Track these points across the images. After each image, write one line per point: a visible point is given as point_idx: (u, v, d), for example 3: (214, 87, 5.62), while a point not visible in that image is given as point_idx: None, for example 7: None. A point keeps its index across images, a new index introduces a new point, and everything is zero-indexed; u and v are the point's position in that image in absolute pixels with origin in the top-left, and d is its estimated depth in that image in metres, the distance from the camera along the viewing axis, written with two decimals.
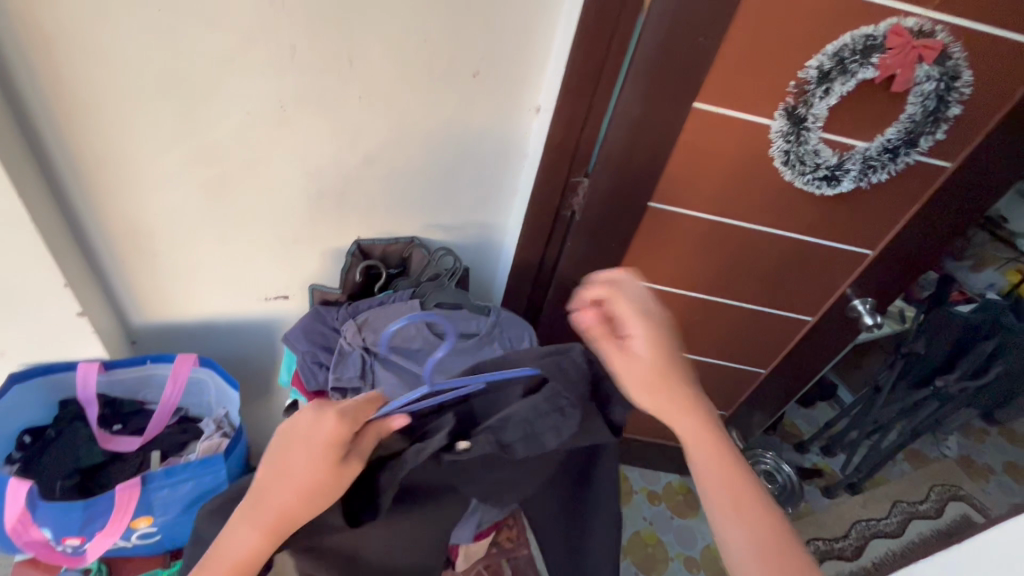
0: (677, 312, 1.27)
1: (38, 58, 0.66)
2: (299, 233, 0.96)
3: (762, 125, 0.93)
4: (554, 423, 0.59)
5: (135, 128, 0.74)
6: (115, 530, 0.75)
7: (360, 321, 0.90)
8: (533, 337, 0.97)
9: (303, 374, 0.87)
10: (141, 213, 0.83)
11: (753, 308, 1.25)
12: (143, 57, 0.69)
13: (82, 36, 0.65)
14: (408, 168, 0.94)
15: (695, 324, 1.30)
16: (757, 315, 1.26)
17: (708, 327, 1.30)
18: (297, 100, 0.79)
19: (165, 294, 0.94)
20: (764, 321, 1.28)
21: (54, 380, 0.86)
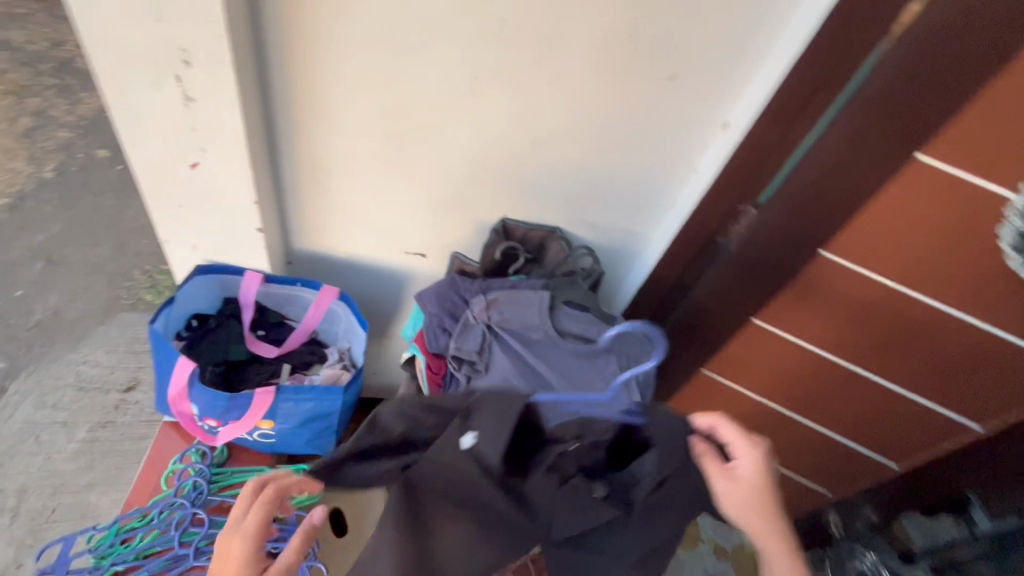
0: (811, 374, 1.15)
1: None
2: (452, 201, 0.99)
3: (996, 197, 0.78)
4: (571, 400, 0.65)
5: (344, 74, 0.80)
6: (244, 427, 0.85)
7: (489, 299, 0.91)
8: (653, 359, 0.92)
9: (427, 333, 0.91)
10: (326, 153, 0.90)
11: (905, 396, 1.08)
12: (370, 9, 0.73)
13: None
14: (572, 160, 0.92)
15: (827, 394, 1.16)
16: (908, 405, 1.09)
17: (842, 401, 1.16)
18: (490, 74, 0.79)
19: (326, 228, 1.02)
20: (917, 415, 1.10)
21: (225, 281, 0.98)
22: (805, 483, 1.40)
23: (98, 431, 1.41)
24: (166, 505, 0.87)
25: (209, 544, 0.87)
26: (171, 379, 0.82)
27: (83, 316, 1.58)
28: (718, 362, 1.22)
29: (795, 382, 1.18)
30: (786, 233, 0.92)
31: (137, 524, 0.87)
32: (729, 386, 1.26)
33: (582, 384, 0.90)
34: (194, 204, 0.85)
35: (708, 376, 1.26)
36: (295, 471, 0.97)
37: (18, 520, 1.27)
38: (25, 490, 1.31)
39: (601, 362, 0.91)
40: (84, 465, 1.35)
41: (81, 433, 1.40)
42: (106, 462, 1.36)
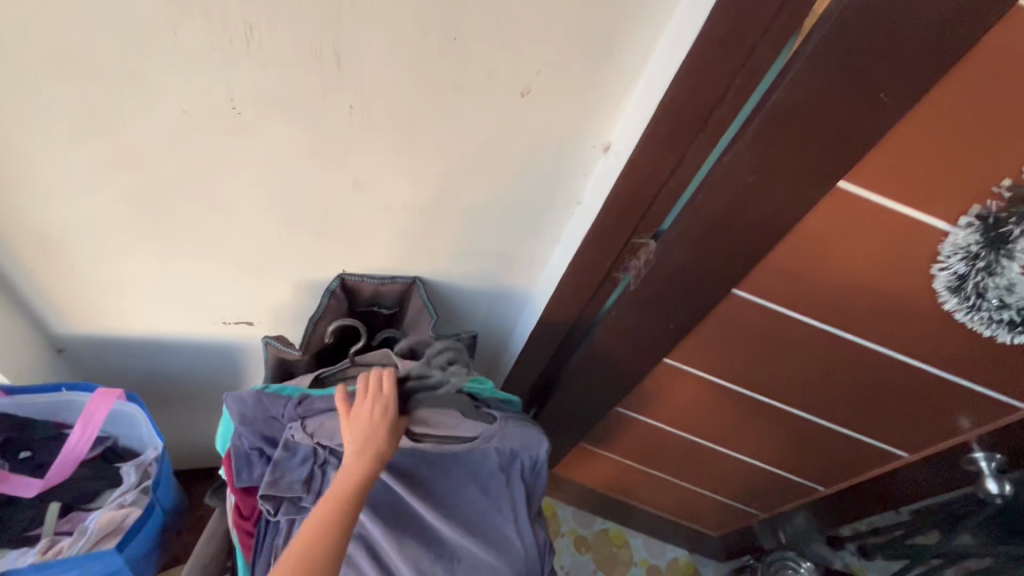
0: (733, 408, 1.01)
1: None
2: (267, 262, 0.74)
3: (930, 230, 0.63)
4: None
5: (22, 115, 0.52)
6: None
7: (311, 429, 0.64)
8: (546, 448, 0.72)
9: (236, 462, 0.66)
10: (49, 222, 0.62)
11: (832, 427, 0.97)
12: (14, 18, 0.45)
13: None
14: (416, 204, 0.69)
15: (752, 426, 1.04)
16: (834, 434, 0.99)
17: (767, 432, 1.04)
18: (256, 103, 0.54)
19: (95, 308, 0.75)
20: (843, 443, 1.00)
21: None
22: (733, 503, 1.30)
23: None
24: None
25: None
26: None
27: None
28: (633, 400, 1.06)
29: (717, 416, 1.04)
30: (691, 273, 0.75)
31: None
32: (648, 421, 1.11)
33: (453, 491, 0.70)
34: None
35: (625, 413, 1.11)
36: None
37: None
38: None
39: (475, 462, 0.71)
40: None
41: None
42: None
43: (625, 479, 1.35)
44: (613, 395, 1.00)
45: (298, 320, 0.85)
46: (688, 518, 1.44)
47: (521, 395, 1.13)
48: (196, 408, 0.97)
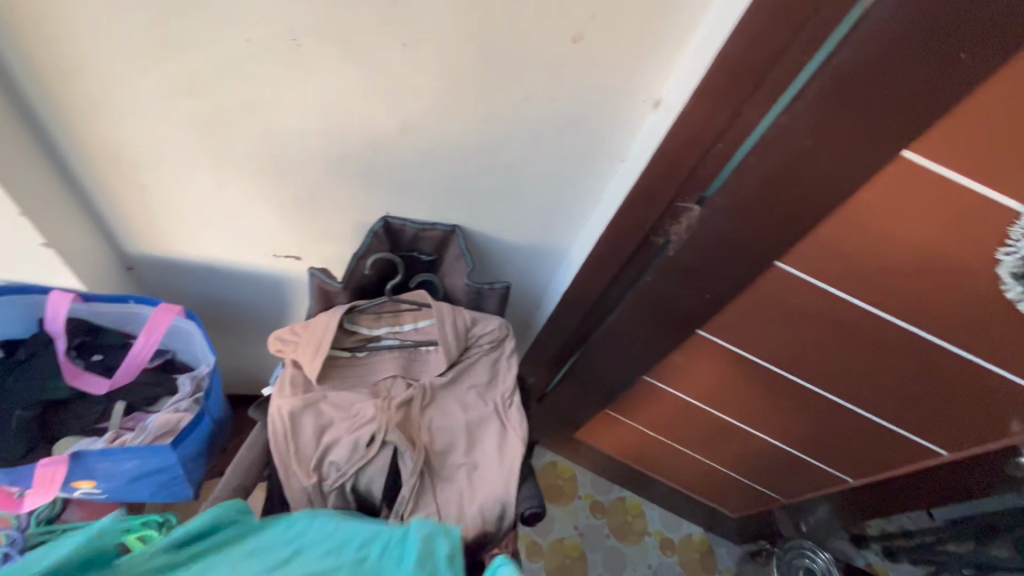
0: (763, 387, 0.99)
1: None
2: (316, 199, 0.77)
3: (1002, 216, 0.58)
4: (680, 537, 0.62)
5: (104, 39, 0.56)
6: (43, 497, 0.68)
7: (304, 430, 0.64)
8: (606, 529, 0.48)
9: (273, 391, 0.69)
10: (125, 145, 0.67)
11: (863, 416, 0.94)
12: None
13: None
14: (461, 150, 0.70)
15: (779, 408, 1.02)
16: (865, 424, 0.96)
17: (796, 415, 1.02)
18: (314, 36, 0.56)
19: (161, 231, 0.81)
20: (874, 434, 0.97)
21: (29, 301, 0.77)
22: (753, 486, 1.29)
23: None
24: None
25: None
26: None
27: None
28: (663, 371, 1.06)
29: (746, 394, 1.02)
30: (734, 240, 0.72)
31: None
32: (673, 393, 1.11)
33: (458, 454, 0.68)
34: None
35: (652, 383, 1.11)
36: (142, 525, 0.81)
37: None
38: None
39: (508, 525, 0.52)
40: None
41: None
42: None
43: (647, 449, 1.35)
44: (641, 363, 1.00)
45: (343, 259, 0.89)
46: (706, 495, 1.44)
47: (549, 356, 1.15)
48: (246, 336, 1.05)
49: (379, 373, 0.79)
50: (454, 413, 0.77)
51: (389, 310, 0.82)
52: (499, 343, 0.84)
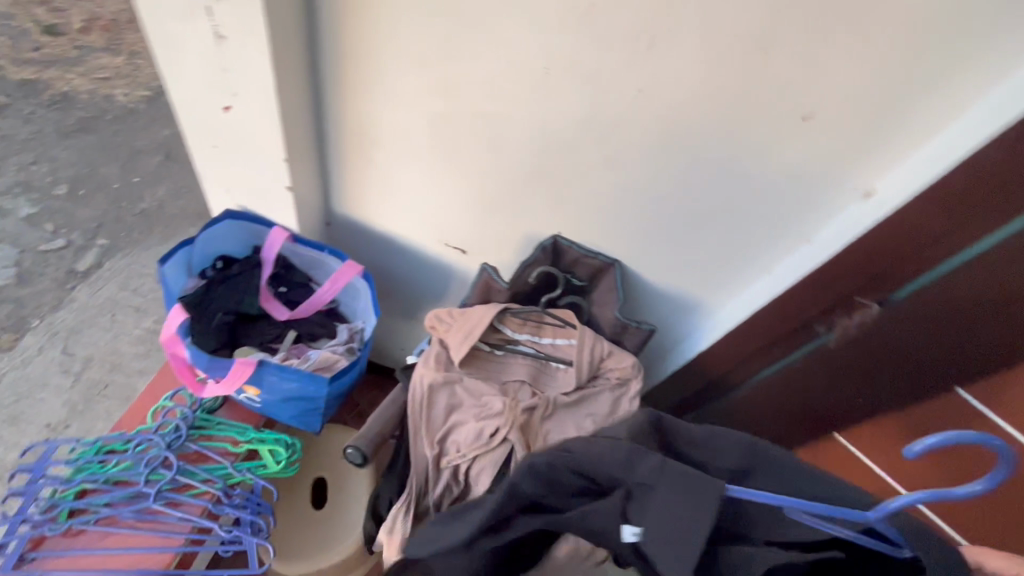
0: None
1: None
2: (502, 204, 0.85)
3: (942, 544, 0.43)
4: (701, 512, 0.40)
5: (399, 40, 0.67)
6: (225, 389, 0.80)
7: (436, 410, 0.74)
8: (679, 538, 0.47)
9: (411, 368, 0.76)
10: (372, 124, 0.79)
11: None
12: None
13: None
14: (652, 192, 0.74)
15: None
16: None
17: None
18: (566, 68, 0.63)
19: (366, 200, 0.93)
20: None
21: (254, 230, 0.93)
22: None
23: None
24: (144, 439, 0.87)
25: (170, 490, 0.85)
26: (168, 322, 0.80)
27: (178, 214, 1.97)
28: None
29: None
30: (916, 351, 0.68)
31: (118, 448, 0.87)
32: None
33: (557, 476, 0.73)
34: (228, 149, 0.79)
35: None
36: (275, 441, 0.93)
37: (77, 384, 1.58)
38: (91, 359, 1.63)
39: None
40: (141, 352, 1.67)
41: (146, 323, 1.73)
42: (157, 354, 1.66)
43: None
44: None
45: (501, 263, 0.96)
46: None
47: None
48: (390, 307, 1.16)
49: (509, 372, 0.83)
50: (570, 434, 0.80)
51: (535, 319, 0.87)
52: (623, 384, 0.84)
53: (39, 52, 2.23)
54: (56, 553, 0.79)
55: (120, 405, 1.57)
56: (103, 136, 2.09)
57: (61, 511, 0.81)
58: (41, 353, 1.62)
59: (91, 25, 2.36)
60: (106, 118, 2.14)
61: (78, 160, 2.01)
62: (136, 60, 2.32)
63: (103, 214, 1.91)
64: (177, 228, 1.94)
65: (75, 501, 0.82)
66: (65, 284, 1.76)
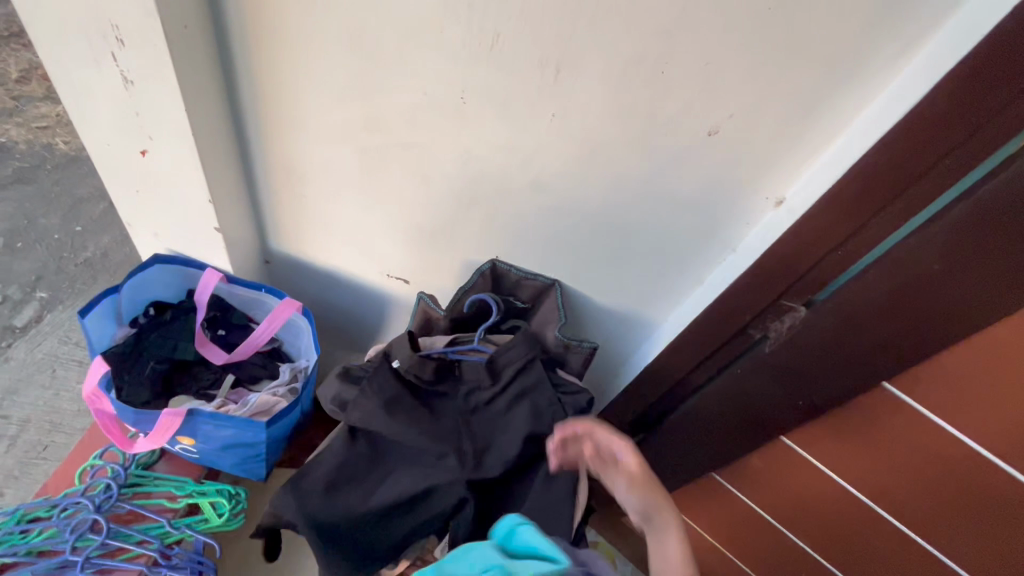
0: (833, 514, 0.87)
1: None
2: (436, 233, 0.85)
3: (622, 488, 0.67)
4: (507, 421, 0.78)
5: (313, 77, 0.67)
6: (154, 442, 0.76)
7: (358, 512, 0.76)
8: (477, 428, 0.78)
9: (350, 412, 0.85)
10: (299, 160, 0.79)
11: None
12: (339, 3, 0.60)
13: None
14: (578, 214, 0.76)
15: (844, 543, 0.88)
16: None
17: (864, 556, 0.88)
18: (480, 97, 0.65)
19: (302, 235, 0.92)
20: None
21: (186, 273, 0.90)
22: None
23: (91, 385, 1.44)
24: (72, 502, 0.82)
25: (101, 556, 0.80)
26: (90, 376, 0.76)
27: (123, 261, 1.93)
28: (733, 474, 0.96)
29: (816, 522, 0.90)
30: (838, 350, 0.70)
31: (42, 515, 0.82)
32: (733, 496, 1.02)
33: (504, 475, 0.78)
34: (150, 193, 0.77)
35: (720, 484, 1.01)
36: (217, 492, 0.89)
37: (12, 448, 1.51)
38: (28, 420, 1.56)
39: None
40: (83, 409, 1.60)
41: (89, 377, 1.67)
42: None
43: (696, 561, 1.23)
44: (710, 462, 0.95)
45: (444, 290, 0.96)
46: None
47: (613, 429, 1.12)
48: (339, 341, 1.14)
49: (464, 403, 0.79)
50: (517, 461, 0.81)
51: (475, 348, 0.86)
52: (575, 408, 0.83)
53: None
54: None
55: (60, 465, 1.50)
56: (43, 186, 2.03)
57: None
58: None
59: (29, 73, 2.31)
60: (46, 167, 2.09)
61: (16, 211, 1.94)
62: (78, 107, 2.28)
63: (41, 266, 1.85)
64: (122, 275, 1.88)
65: None
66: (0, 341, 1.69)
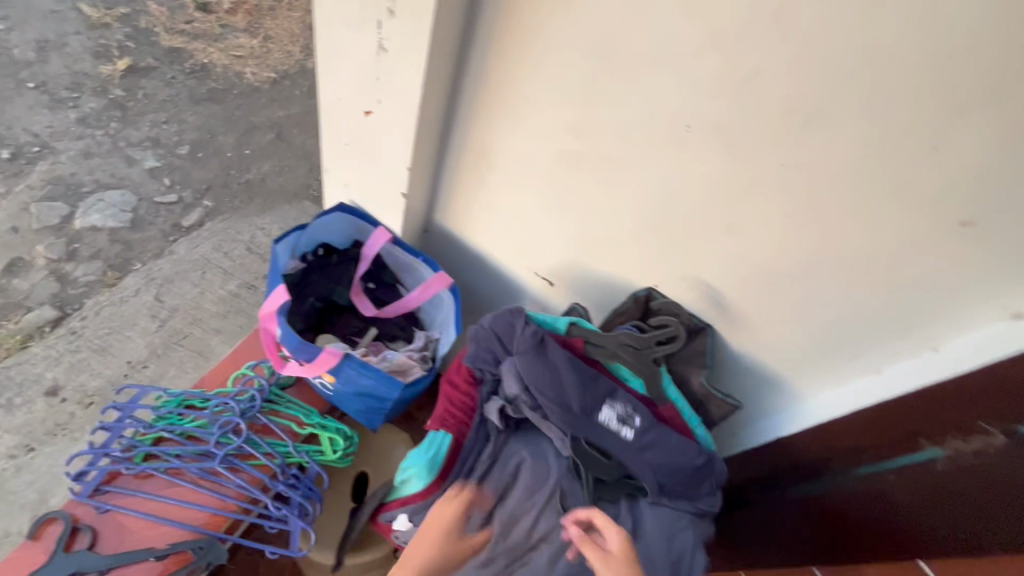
0: None
1: None
2: (601, 248, 0.84)
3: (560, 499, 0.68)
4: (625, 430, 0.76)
5: (541, 75, 0.68)
6: (307, 372, 0.83)
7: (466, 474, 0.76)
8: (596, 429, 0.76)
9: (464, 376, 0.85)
10: (494, 146, 0.81)
11: None
12: (600, 11, 0.59)
13: None
14: (762, 267, 0.72)
15: None
16: None
17: None
18: (709, 129, 0.62)
19: (468, 215, 0.95)
20: None
21: (359, 225, 0.97)
22: None
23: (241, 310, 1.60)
24: (222, 402, 0.91)
25: (235, 456, 0.89)
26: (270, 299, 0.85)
27: (277, 189, 2.13)
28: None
29: None
30: None
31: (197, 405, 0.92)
32: None
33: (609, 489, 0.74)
34: (357, 148, 0.83)
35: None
36: (335, 430, 0.96)
37: (160, 330, 1.71)
38: (176, 309, 1.77)
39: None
40: (220, 312, 1.79)
41: (230, 286, 1.86)
42: (234, 317, 1.78)
43: None
44: None
45: (586, 301, 0.95)
46: None
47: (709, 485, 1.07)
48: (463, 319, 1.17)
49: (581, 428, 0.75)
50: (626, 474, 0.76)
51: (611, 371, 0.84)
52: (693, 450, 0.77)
53: (191, 25, 2.46)
54: (126, 491, 0.83)
55: (192, 356, 1.69)
56: (228, 108, 2.27)
57: (139, 453, 0.85)
58: (136, 295, 1.76)
59: (238, 6, 2.59)
60: (234, 92, 2.33)
61: (202, 125, 2.19)
62: (269, 44, 2.52)
63: (213, 177, 2.09)
64: (273, 203, 2.08)
65: (151, 446, 0.87)
66: (168, 235, 1.93)
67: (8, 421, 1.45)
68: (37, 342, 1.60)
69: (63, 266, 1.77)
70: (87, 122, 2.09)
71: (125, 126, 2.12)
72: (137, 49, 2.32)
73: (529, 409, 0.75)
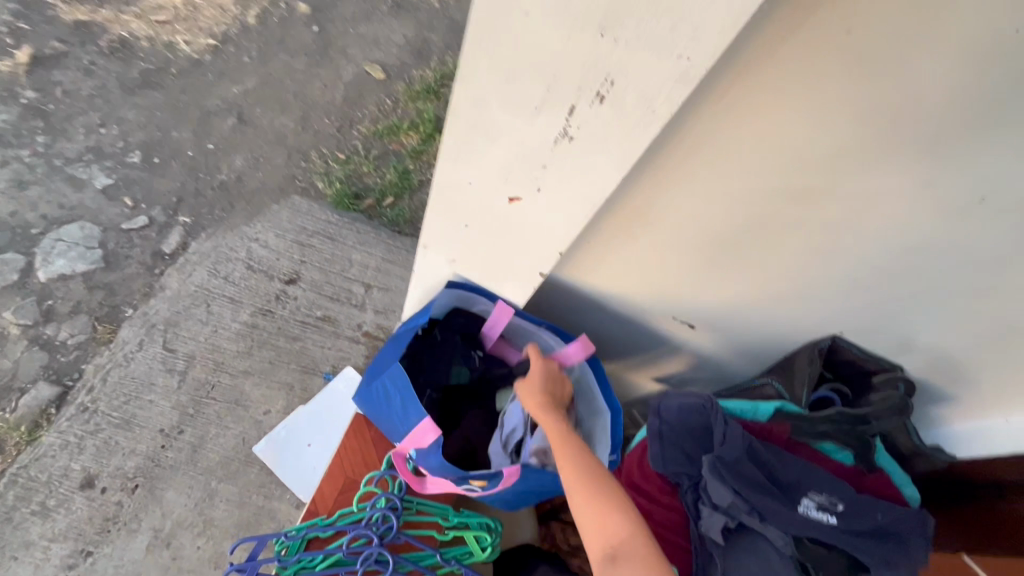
0: None
1: (778, 31, 0.41)
2: (783, 301, 0.71)
3: (616, 494, 0.61)
4: (833, 507, 0.68)
5: (770, 146, 0.50)
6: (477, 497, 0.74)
7: None
8: (806, 510, 0.67)
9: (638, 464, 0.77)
10: (659, 211, 0.62)
11: None
12: (905, 76, 0.42)
13: (870, 22, 0.39)
14: (1002, 317, 0.62)
15: None
16: None
17: None
18: (1007, 200, 0.50)
19: (590, 272, 0.77)
20: None
21: (469, 298, 0.80)
22: None
23: (284, 369, 1.38)
24: (355, 533, 0.78)
25: None
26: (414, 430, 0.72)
27: (258, 188, 1.59)
28: None
29: None
30: None
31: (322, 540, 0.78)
32: None
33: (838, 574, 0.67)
34: (482, 229, 0.64)
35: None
36: (479, 526, 0.86)
37: (183, 385, 1.34)
38: (192, 357, 1.37)
39: None
40: (243, 350, 1.39)
41: (243, 315, 1.42)
42: (262, 353, 1.39)
43: None
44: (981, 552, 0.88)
45: (738, 342, 0.83)
46: None
47: None
48: None
49: (802, 528, 0.66)
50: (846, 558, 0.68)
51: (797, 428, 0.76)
52: (918, 524, 0.69)
53: None
54: None
55: (229, 409, 1.33)
56: (172, 94, 1.68)
57: None
58: (141, 348, 1.37)
59: None
60: (171, 71, 1.71)
61: (148, 121, 1.64)
62: None
63: (181, 185, 1.57)
64: (258, 206, 1.57)
65: None
66: (153, 268, 1.47)
67: (50, 529, 1.21)
68: (46, 431, 1.28)
69: (42, 331, 1.38)
70: (6, 140, 1.57)
71: (54, 138, 1.59)
72: (35, 32, 1.70)
73: (744, 510, 0.66)
